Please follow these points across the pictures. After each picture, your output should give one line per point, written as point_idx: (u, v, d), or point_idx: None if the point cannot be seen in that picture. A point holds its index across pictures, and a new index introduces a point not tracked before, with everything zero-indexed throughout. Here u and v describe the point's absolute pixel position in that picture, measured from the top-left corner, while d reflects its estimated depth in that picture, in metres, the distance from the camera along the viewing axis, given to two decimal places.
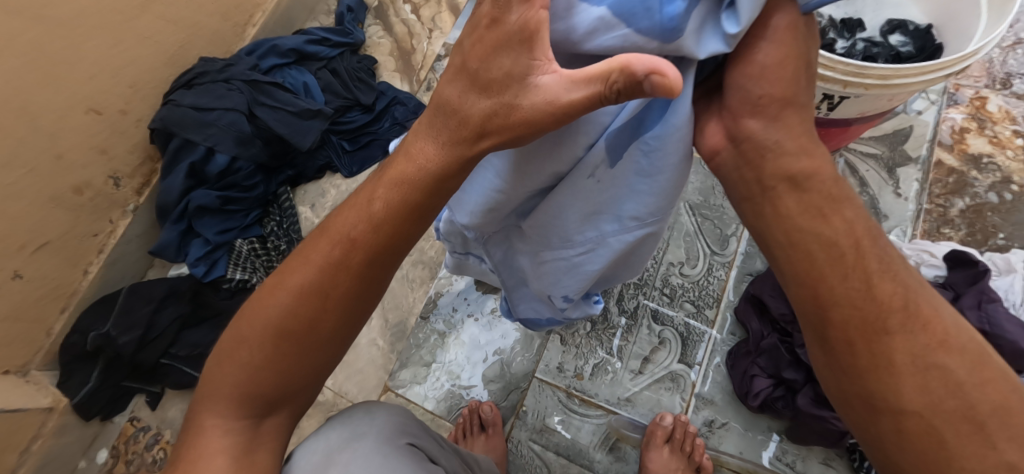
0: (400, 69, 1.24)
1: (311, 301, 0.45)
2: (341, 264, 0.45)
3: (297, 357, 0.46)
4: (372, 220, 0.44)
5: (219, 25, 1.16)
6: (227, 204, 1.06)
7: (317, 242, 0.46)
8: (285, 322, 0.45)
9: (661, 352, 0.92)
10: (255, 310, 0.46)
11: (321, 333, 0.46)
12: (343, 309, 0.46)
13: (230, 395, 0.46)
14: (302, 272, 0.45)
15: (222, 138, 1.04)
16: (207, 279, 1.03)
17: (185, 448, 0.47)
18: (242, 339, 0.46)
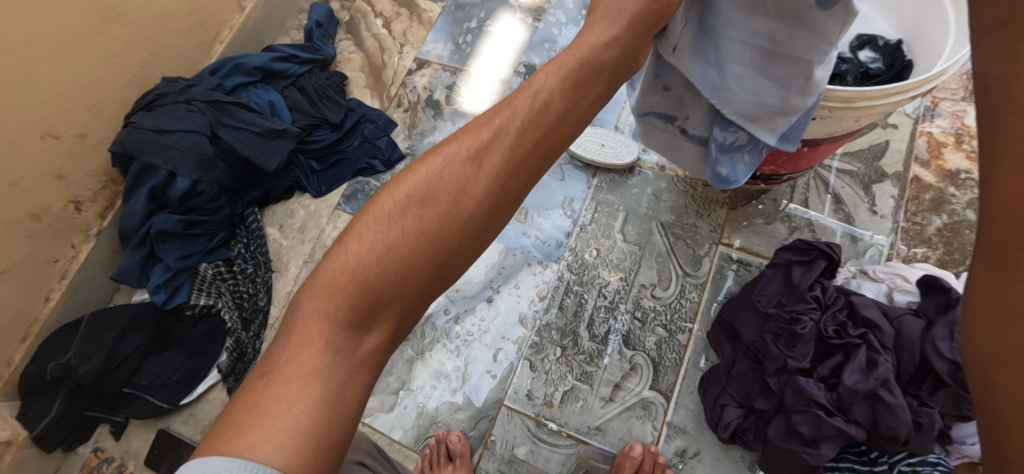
0: (370, 85, 1.21)
1: (460, 173, 0.48)
2: (494, 141, 0.49)
3: (435, 231, 0.46)
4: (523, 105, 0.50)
5: (184, 44, 1.14)
6: (190, 228, 1.04)
7: (466, 128, 0.51)
8: (432, 192, 0.47)
9: (632, 378, 0.89)
10: (402, 185, 0.48)
11: (462, 211, 0.47)
12: (494, 185, 0.48)
13: (347, 277, 0.45)
14: (461, 144, 0.49)
15: (183, 161, 1.01)
16: (168, 307, 1.00)
17: (281, 330, 0.44)
18: (385, 205, 0.47)
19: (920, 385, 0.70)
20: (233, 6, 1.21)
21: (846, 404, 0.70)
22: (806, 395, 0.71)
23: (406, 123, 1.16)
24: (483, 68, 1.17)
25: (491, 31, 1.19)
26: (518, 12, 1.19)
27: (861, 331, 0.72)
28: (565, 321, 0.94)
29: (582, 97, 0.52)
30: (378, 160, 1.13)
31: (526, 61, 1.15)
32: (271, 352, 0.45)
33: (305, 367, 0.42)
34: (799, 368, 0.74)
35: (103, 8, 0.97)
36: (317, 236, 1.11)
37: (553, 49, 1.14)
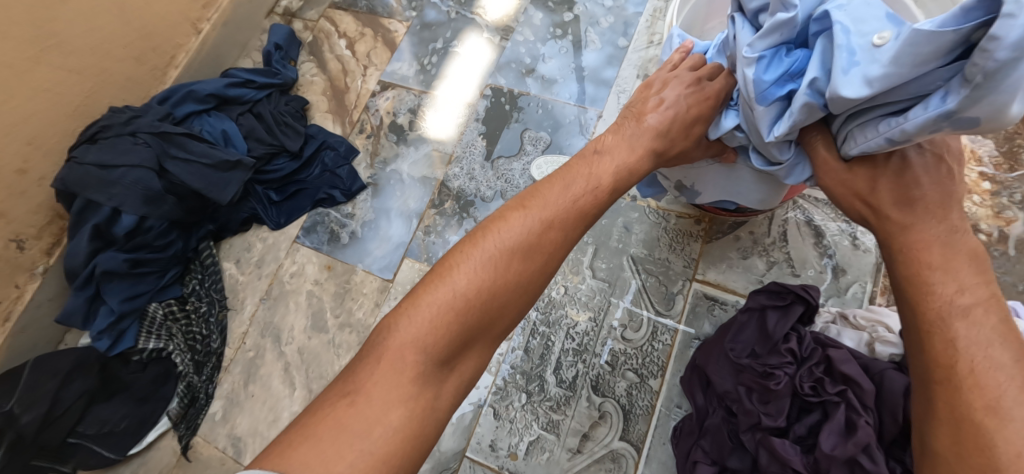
0: (332, 110, 1.16)
1: (551, 235, 0.55)
2: (580, 204, 0.57)
3: (525, 276, 0.53)
4: (616, 175, 0.60)
5: (134, 70, 1.09)
6: (137, 267, 0.98)
7: (553, 188, 0.58)
8: (525, 241, 0.54)
9: (601, 428, 0.84)
10: (500, 229, 0.54)
11: (549, 262, 0.55)
12: (570, 242, 0.56)
13: (447, 316, 0.49)
14: (556, 200, 0.56)
15: (128, 198, 0.96)
16: (113, 353, 0.96)
17: (375, 358, 0.48)
18: (487, 244, 0.53)
19: (904, 447, 0.65)
20: (187, 28, 1.15)
21: (824, 470, 0.64)
22: (780, 459, 0.66)
23: (369, 151, 1.11)
24: (449, 91, 1.11)
25: (457, 52, 1.13)
26: (485, 31, 1.13)
27: (839, 388, 0.67)
28: (531, 365, 0.89)
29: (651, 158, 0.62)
30: (338, 191, 1.07)
31: (493, 83, 1.10)
32: (359, 365, 0.48)
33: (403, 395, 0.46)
34: (773, 427, 0.69)
35: (39, 37, 0.92)
36: (275, 271, 1.06)
37: (520, 71, 1.09)
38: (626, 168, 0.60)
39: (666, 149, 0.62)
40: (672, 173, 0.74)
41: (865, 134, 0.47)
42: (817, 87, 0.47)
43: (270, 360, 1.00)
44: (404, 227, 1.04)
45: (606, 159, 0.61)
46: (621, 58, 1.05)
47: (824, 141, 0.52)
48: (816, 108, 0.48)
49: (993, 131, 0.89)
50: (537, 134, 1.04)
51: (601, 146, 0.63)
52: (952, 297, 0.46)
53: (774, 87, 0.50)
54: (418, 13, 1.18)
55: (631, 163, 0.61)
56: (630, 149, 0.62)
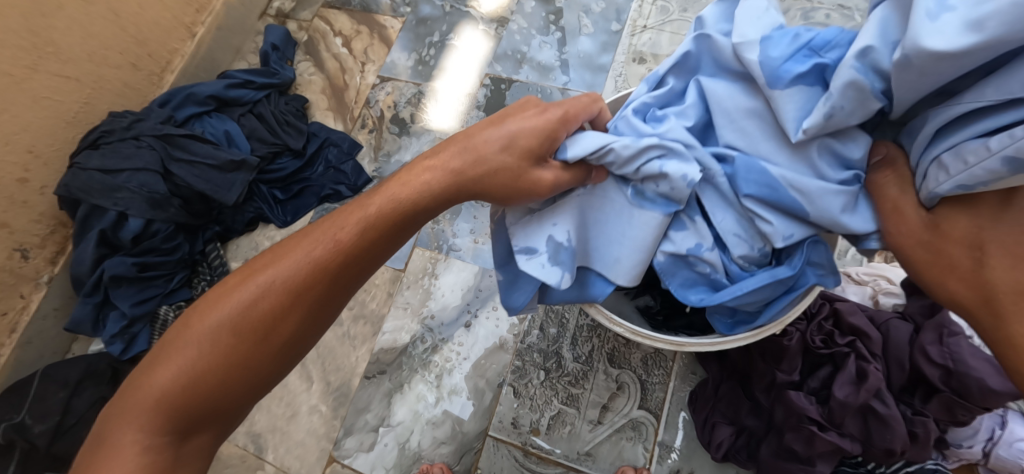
0: (333, 108, 1.17)
1: (279, 297, 0.50)
2: (313, 269, 0.51)
3: (253, 350, 0.49)
4: (378, 219, 0.53)
5: (131, 76, 1.09)
6: (145, 270, 0.98)
7: (292, 246, 0.52)
8: (241, 319, 0.49)
9: (620, 399, 0.86)
10: (225, 300, 0.50)
11: (279, 333, 0.50)
12: (305, 309, 0.51)
13: (156, 402, 0.47)
14: (276, 271, 0.50)
15: (134, 202, 0.96)
16: (126, 357, 0.95)
17: (100, 443, 0.47)
18: (206, 320, 0.49)
19: (912, 392, 0.69)
20: (183, 33, 1.16)
21: (838, 418, 0.68)
22: (797, 410, 0.68)
23: (372, 145, 1.12)
24: (448, 84, 1.14)
25: (454, 45, 1.16)
26: (480, 23, 1.16)
27: (849, 339, 0.70)
28: (547, 343, 0.91)
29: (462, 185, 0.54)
30: (344, 186, 1.08)
31: (492, 73, 1.12)
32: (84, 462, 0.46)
33: None
34: (788, 381, 0.71)
35: (36, 44, 0.91)
36: None
37: (517, 59, 1.12)
38: (394, 209, 0.53)
39: (472, 169, 0.54)
40: (524, 225, 0.58)
41: (953, 166, 0.42)
42: (872, 59, 0.44)
43: None
44: None
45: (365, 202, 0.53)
46: (615, 44, 1.09)
47: (897, 183, 0.48)
48: (864, 92, 0.44)
49: None
50: None
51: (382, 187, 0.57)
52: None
53: (788, 65, 0.49)
54: (413, 8, 1.21)
55: (406, 201, 0.54)
56: (406, 182, 0.54)
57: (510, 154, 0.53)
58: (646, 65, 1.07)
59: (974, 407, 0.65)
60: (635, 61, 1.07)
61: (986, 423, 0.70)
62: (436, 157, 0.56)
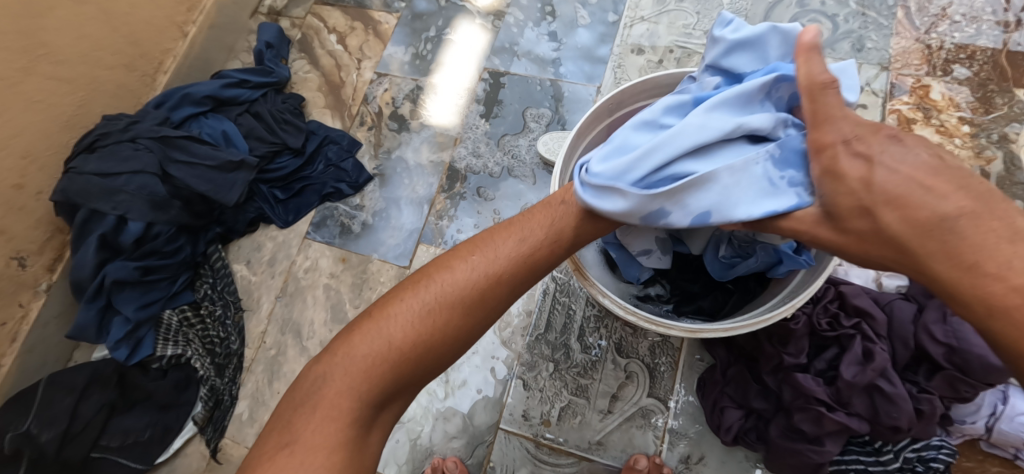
0: (330, 105, 1.16)
1: (498, 289, 0.53)
2: (525, 262, 0.54)
3: (467, 330, 0.52)
4: (592, 221, 0.58)
5: (124, 77, 1.07)
6: (148, 274, 0.96)
7: (508, 239, 0.55)
8: (462, 299, 0.52)
9: (629, 387, 0.87)
10: (443, 279, 0.53)
11: (487, 318, 0.53)
12: (512, 297, 0.54)
13: (380, 366, 0.49)
14: (494, 261, 0.53)
15: (134, 205, 0.94)
16: (133, 362, 0.95)
17: (313, 396, 0.49)
18: (430, 295, 0.52)
19: (916, 370, 0.71)
20: (175, 32, 1.14)
21: (846, 398, 0.68)
22: (805, 392, 0.69)
23: (371, 142, 1.12)
24: (447, 78, 1.13)
25: (451, 39, 1.15)
26: (477, 17, 1.16)
27: (854, 321, 0.71)
28: (554, 335, 0.91)
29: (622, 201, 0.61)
30: (345, 184, 1.08)
31: (490, 67, 1.12)
32: (295, 412, 0.48)
33: (329, 449, 0.45)
34: (795, 364, 0.72)
35: (28, 46, 0.90)
36: (288, 268, 1.06)
37: (517, 52, 1.12)
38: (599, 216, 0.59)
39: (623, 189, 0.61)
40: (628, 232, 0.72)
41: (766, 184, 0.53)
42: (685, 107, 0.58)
43: (293, 357, 0.99)
44: (416, 214, 1.05)
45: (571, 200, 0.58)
46: (613, 35, 1.09)
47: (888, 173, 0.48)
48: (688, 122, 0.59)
49: (967, 79, 0.96)
50: (539, 110, 1.07)
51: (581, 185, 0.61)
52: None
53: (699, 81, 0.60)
54: (408, 4, 1.20)
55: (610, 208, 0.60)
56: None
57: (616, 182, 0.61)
58: (645, 56, 1.07)
59: (977, 383, 0.66)
60: (634, 52, 1.07)
61: (988, 399, 0.72)
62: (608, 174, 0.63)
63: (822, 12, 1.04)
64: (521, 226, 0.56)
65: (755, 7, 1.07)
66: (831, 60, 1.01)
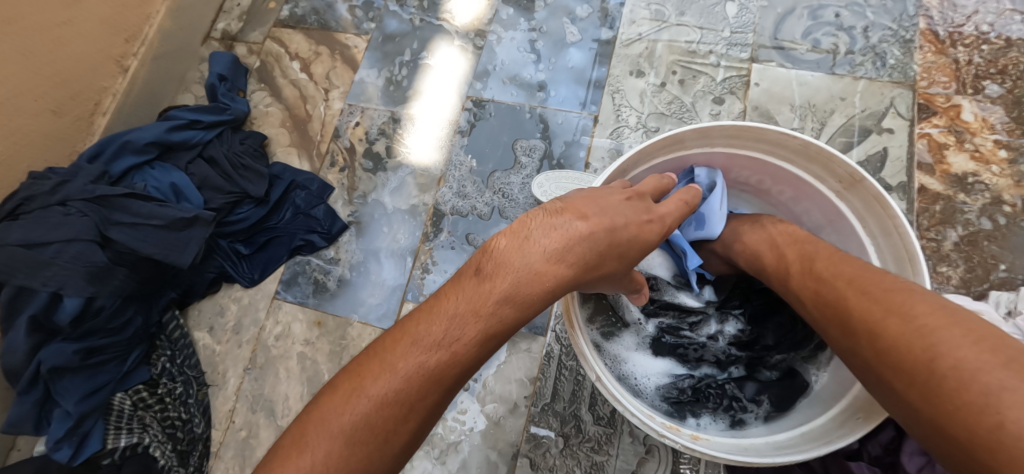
0: (296, 143, 1.03)
1: (393, 406, 0.44)
2: (428, 372, 0.45)
3: (364, 458, 0.42)
4: (494, 315, 0.47)
5: (54, 124, 0.92)
6: (91, 357, 0.83)
7: (397, 349, 0.46)
8: (354, 425, 0.43)
9: (650, 463, 0.77)
10: (336, 402, 0.44)
11: (391, 442, 0.43)
12: (419, 409, 0.44)
13: None
14: (387, 376, 0.44)
15: (69, 278, 0.80)
16: (78, 462, 0.80)
17: None
18: (320, 424, 0.43)
19: None
20: (112, 68, 1.00)
21: None
22: None
23: (344, 185, 0.99)
24: (426, 108, 1.01)
25: (428, 64, 1.03)
26: (456, 37, 1.04)
27: None
28: (562, 404, 0.81)
29: (567, 270, 0.50)
30: (317, 234, 0.96)
31: (473, 94, 1.00)
32: None
33: None
34: (846, 450, 0.64)
35: None
36: (256, 336, 0.94)
37: (503, 77, 1.00)
38: (510, 306, 0.48)
39: (573, 259, 0.51)
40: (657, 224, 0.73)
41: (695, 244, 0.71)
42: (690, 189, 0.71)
43: (267, 439, 0.89)
44: (398, 268, 0.93)
45: (482, 289, 0.48)
46: (608, 55, 0.98)
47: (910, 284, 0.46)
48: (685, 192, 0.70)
49: (1000, 97, 0.87)
50: (530, 142, 0.96)
51: (486, 269, 0.49)
52: (898, 292, 0.46)
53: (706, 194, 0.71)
54: (377, 24, 1.07)
55: (522, 294, 0.48)
56: (522, 274, 0.48)
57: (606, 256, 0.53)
58: (644, 78, 0.96)
59: None
60: (633, 75, 0.97)
61: None
62: (552, 239, 0.50)
63: (838, 24, 0.95)
64: (415, 326, 0.47)
65: (764, 20, 0.97)
66: (852, 78, 0.91)
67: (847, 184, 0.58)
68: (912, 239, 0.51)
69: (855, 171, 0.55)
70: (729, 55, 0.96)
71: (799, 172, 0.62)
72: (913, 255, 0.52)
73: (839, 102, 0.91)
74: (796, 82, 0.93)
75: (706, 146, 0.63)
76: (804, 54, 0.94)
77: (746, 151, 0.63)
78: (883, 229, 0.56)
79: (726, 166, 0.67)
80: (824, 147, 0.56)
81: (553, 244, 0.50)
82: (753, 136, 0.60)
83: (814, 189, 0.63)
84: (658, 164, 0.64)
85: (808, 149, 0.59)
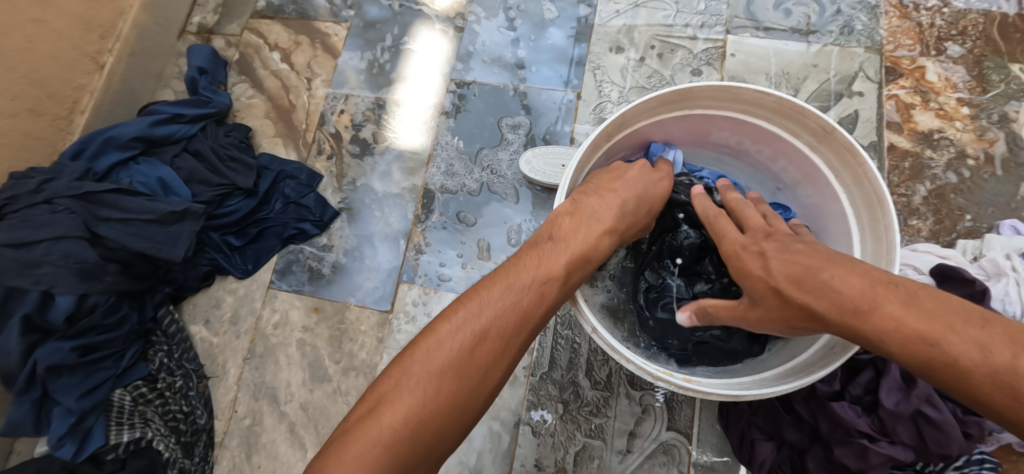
0: (282, 134, 1.03)
1: (489, 345, 0.45)
2: (522, 315, 0.47)
3: (468, 392, 0.44)
4: (572, 273, 0.51)
5: (33, 124, 0.91)
6: (88, 354, 0.83)
7: (488, 292, 0.47)
8: (457, 361, 0.44)
9: (647, 422, 0.80)
10: (433, 338, 0.44)
11: (489, 379, 0.45)
12: (510, 350, 0.46)
13: (377, 453, 0.39)
14: (485, 315, 0.45)
15: (61, 277, 0.80)
16: (82, 458, 0.80)
17: None
18: (423, 359, 0.43)
19: None
20: (88, 65, 0.98)
21: (889, 428, 0.63)
22: (845, 424, 0.64)
23: (333, 174, 1.00)
24: (411, 93, 1.02)
25: (410, 50, 1.04)
26: (436, 22, 1.05)
27: None
28: (560, 372, 0.84)
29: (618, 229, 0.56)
30: (309, 223, 0.96)
31: (457, 77, 1.02)
32: None
33: None
34: (829, 392, 0.67)
35: None
36: (254, 326, 0.95)
37: (486, 59, 1.01)
38: (579, 264, 0.51)
39: (621, 223, 0.57)
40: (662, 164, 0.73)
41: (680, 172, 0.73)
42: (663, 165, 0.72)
43: (271, 426, 0.90)
44: (392, 251, 0.95)
45: (556, 247, 0.51)
46: (588, 33, 1.00)
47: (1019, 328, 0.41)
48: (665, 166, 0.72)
49: (962, 57, 0.91)
50: (515, 120, 0.98)
51: (558, 233, 0.52)
52: (967, 328, 0.41)
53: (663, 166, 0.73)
54: (357, 11, 1.08)
55: (588, 255, 0.52)
56: (588, 238, 0.53)
57: (636, 216, 0.60)
58: (624, 54, 0.98)
59: None
60: (613, 51, 0.99)
61: None
62: (606, 206, 0.56)
63: None
64: (506, 273, 0.48)
65: None
66: (821, 45, 0.95)
67: (820, 137, 0.62)
68: (881, 185, 0.55)
69: (827, 123, 0.59)
70: (705, 28, 0.98)
71: (774, 129, 0.65)
72: (882, 199, 0.57)
73: (812, 69, 0.94)
74: (769, 52, 0.96)
75: (683, 110, 0.66)
76: (776, 24, 0.97)
77: (724, 113, 0.66)
78: (854, 177, 0.60)
79: (706, 128, 0.69)
80: (797, 103, 0.59)
81: (609, 218, 0.55)
82: (730, 96, 0.63)
83: (790, 145, 0.66)
84: (640, 130, 0.67)
85: (782, 105, 0.62)
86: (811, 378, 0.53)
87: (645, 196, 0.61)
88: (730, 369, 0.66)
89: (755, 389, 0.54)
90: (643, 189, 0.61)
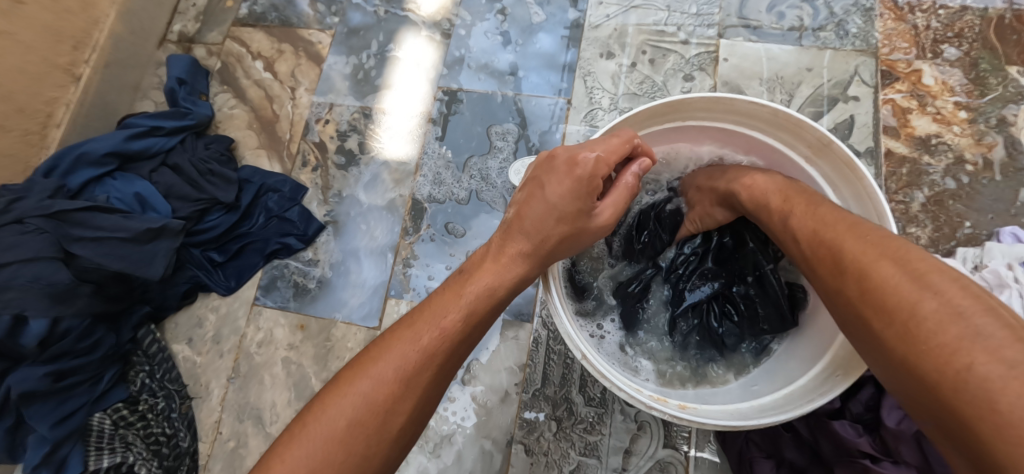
0: (265, 145, 1.01)
1: (389, 390, 0.46)
2: (426, 355, 0.47)
3: (369, 439, 0.44)
4: (478, 303, 0.50)
5: (2, 140, 0.88)
6: (62, 379, 0.79)
7: (396, 337, 0.48)
8: (358, 411, 0.45)
9: (642, 440, 0.78)
10: (337, 390, 0.46)
11: (392, 424, 0.45)
12: (413, 392, 0.46)
13: None
14: (385, 360, 0.47)
15: (30, 300, 0.77)
16: None
17: None
18: (325, 411, 0.45)
19: None
20: (62, 77, 0.96)
21: (891, 447, 0.62)
22: (845, 444, 0.62)
23: (318, 185, 0.97)
24: (396, 101, 1.00)
25: (396, 57, 1.01)
26: (423, 28, 1.02)
27: None
28: (553, 389, 0.81)
29: (536, 249, 0.52)
30: (293, 237, 0.94)
31: (444, 85, 0.99)
32: None
33: None
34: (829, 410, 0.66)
35: None
36: (238, 344, 0.92)
37: (473, 67, 0.99)
38: (487, 295, 0.51)
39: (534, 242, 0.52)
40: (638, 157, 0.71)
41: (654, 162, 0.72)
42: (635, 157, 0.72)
43: (256, 448, 0.87)
44: (379, 266, 0.92)
45: (461, 282, 0.52)
46: (578, 39, 0.98)
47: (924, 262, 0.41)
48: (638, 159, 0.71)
49: (958, 60, 0.89)
50: (504, 127, 0.96)
51: (468, 269, 0.54)
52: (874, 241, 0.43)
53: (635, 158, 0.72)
54: (341, 18, 1.05)
55: (497, 284, 0.51)
56: (498, 267, 0.52)
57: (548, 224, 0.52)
58: (615, 59, 0.96)
59: None
60: (604, 57, 0.97)
61: None
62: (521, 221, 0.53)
63: None
64: (411, 316, 0.50)
65: None
66: (816, 49, 0.93)
67: (817, 149, 0.60)
68: (881, 201, 0.53)
69: (824, 136, 0.57)
70: (697, 31, 0.96)
71: (770, 141, 0.63)
72: (882, 216, 0.54)
73: (806, 72, 0.92)
74: (762, 56, 0.94)
75: (675, 122, 0.63)
76: (769, 27, 0.95)
77: (718, 123, 0.64)
78: (853, 192, 0.58)
79: (700, 138, 0.67)
80: (792, 114, 0.57)
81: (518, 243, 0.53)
82: (725, 107, 0.61)
83: (786, 156, 0.64)
84: None
85: (777, 117, 0.59)
86: (812, 406, 0.51)
87: (561, 197, 0.52)
88: (728, 390, 0.64)
89: (755, 418, 0.52)
90: (556, 196, 0.52)
